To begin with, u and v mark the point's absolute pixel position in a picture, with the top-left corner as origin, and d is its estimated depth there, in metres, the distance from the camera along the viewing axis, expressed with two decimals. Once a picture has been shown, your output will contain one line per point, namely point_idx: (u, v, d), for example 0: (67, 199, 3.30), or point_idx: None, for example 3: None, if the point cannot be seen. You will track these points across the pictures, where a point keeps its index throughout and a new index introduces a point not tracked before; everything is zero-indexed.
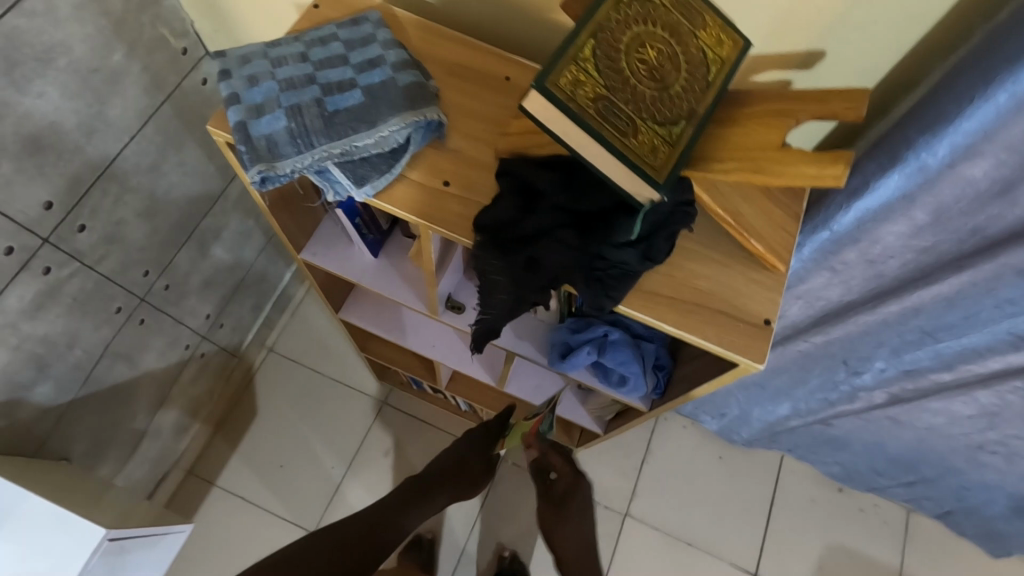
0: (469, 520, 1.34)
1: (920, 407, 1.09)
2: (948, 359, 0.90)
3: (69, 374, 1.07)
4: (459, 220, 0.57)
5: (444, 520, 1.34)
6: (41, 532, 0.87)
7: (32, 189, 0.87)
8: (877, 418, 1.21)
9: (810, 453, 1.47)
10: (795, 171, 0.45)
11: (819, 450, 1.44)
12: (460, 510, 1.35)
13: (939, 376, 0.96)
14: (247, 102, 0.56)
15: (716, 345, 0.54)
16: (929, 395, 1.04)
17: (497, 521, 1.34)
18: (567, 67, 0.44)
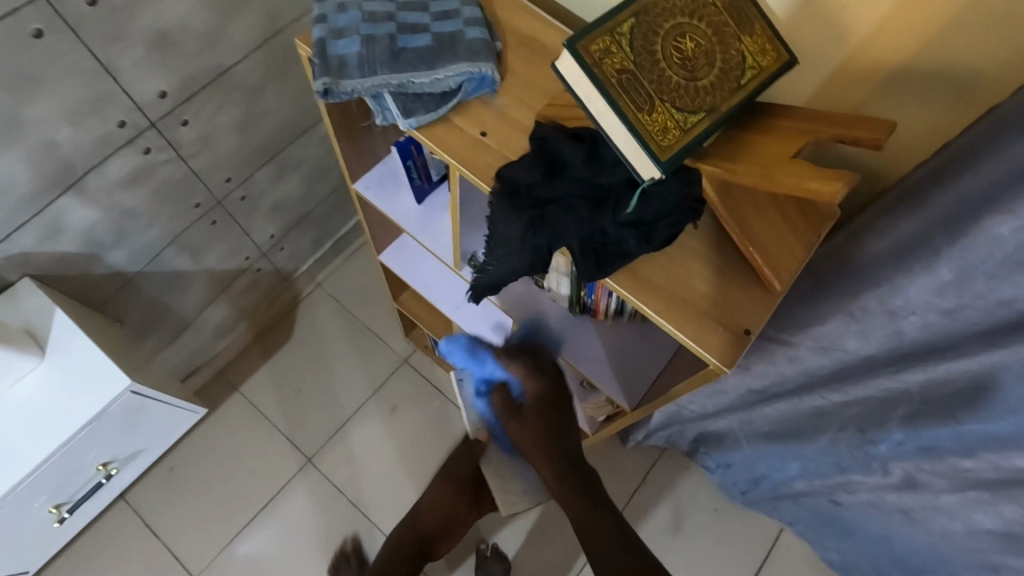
0: None
1: (934, 507, 1.03)
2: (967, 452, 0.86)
3: (140, 247, 1.20)
4: (484, 168, 0.61)
5: None
6: (82, 368, 0.98)
7: (152, 77, 0.99)
8: (889, 508, 1.15)
9: (813, 528, 1.41)
10: (797, 180, 0.46)
11: (820, 526, 1.39)
12: None
13: (957, 464, 0.91)
14: (331, 25, 0.63)
15: (688, 338, 0.55)
16: (946, 491, 0.98)
17: None
18: (600, 36, 0.46)
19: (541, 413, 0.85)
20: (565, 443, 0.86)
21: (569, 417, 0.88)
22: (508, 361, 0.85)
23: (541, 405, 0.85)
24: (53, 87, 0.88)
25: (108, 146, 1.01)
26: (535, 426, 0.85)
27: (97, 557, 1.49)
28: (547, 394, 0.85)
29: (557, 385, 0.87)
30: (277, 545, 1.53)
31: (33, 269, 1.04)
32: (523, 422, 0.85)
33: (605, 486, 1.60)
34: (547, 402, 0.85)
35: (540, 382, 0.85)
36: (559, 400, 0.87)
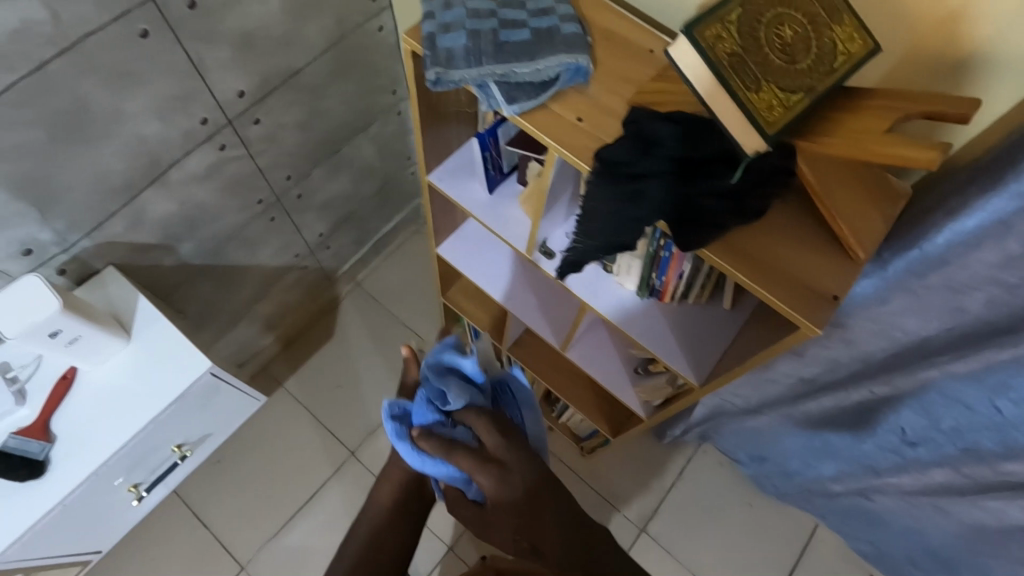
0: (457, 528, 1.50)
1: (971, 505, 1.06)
2: (1015, 446, 0.90)
3: (208, 241, 1.25)
4: (584, 150, 0.66)
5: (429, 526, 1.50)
6: (162, 352, 1.02)
7: (233, 78, 1.05)
8: (927, 501, 1.19)
9: (846, 523, 1.45)
10: (893, 151, 0.51)
11: (853, 520, 1.43)
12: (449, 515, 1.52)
13: (1001, 466, 0.95)
14: (439, 21, 0.69)
15: (783, 300, 0.60)
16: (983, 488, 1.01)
17: None
18: (713, 24, 0.52)
19: (505, 503, 0.67)
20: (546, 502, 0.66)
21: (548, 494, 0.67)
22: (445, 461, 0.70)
23: (507, 497, 0.66)
24: (150, 82, 0.93)
25: (190, 141, 1.06)
26: (511, 512, 0.66)
27: (148, 546, 1.53)
28: (508, 481, 0.67)
29: (514, 459, 0.69)
30: (323, 535, 1.57)
31: (114, 258, 1.09)
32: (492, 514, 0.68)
33: (640, 481, 1.62)
34: (513, 488, 0.66)
35: (496, 471, 0.67)
36: (525, 476, 0.68)
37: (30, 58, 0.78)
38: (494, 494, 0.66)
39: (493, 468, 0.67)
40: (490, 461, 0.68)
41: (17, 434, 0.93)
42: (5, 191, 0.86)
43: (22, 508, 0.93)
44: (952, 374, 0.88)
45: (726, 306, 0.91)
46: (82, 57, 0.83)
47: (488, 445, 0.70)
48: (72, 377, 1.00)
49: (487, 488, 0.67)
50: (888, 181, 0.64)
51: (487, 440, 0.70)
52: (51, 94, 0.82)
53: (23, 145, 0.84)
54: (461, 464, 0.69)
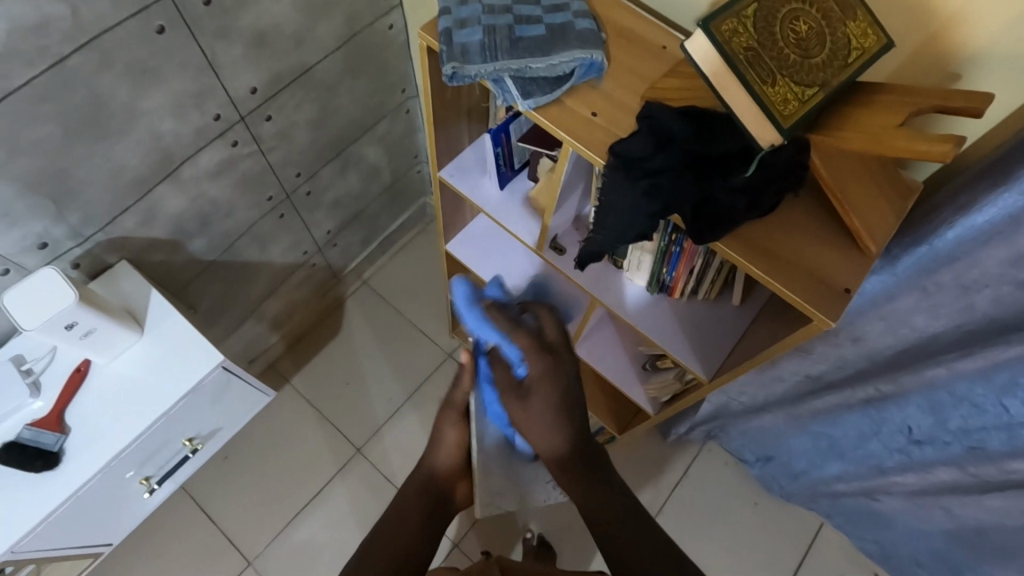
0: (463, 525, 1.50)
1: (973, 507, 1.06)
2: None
3: (219, 237, 1.26)
4: (598, 144, 0.67)
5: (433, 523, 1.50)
6: (175, 346, 1.03)
7: (247, 75, 1.06)
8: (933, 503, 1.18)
9: (851, 523, 1.45)
10: (907, 144, 0.51)
11: (858, 520, 1.43)
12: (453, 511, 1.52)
13: (1010, 466, 0.96)
14: (455, 17, 0.70)
15: (796, 294, 0.60)
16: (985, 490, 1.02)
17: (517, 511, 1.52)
18: (729, 18, 0.53)
19: (548, 398, 0.73)
20: (577, 421, 0.76)
21: (577, 404, 0.76)
22: (510, 332, 0.73)
23: (547, 383, 0.73)
24: (166, 78, 0.93)
25: (203, 137, 1.06)
26: (544, 402, 0.72)
27: (156, 541, 1.53)
28: (554, 374, 0.73)
29: (565, 361, 0.75)
30: (329, 531, 1.57)
31: (127, 253, 1.10)
32: (525, 402, 0.72)
33: (645, 479, 1.62)
34: (557, 379, 0.73)
35: (546, 360, 0.73)
36: (566, 385, 0.74)
37: (49, 53, 0.79)
38: (538, 380, 0.72)
39: (543, 357, 0.73)
40: (547, 350, 0.74)
41: (32, 425, 0.94)
42: (23, 185, 0.87)
43: (36, 499, 0.93)
44: (960, 373, 0.88)
45: (735, 302, 0.92)
46: (100, 52, 0.83)
47: (550, 336, 0.76)
48: (85, 370, 1.01)
49: (533, 372, 0.73)
50: (898, 176, 0.65)
51: (548, 332, 0.77)
52: (69, 90, 0.83)
53: (41, 139, 0.85)
54: (517, 342, 0.73)
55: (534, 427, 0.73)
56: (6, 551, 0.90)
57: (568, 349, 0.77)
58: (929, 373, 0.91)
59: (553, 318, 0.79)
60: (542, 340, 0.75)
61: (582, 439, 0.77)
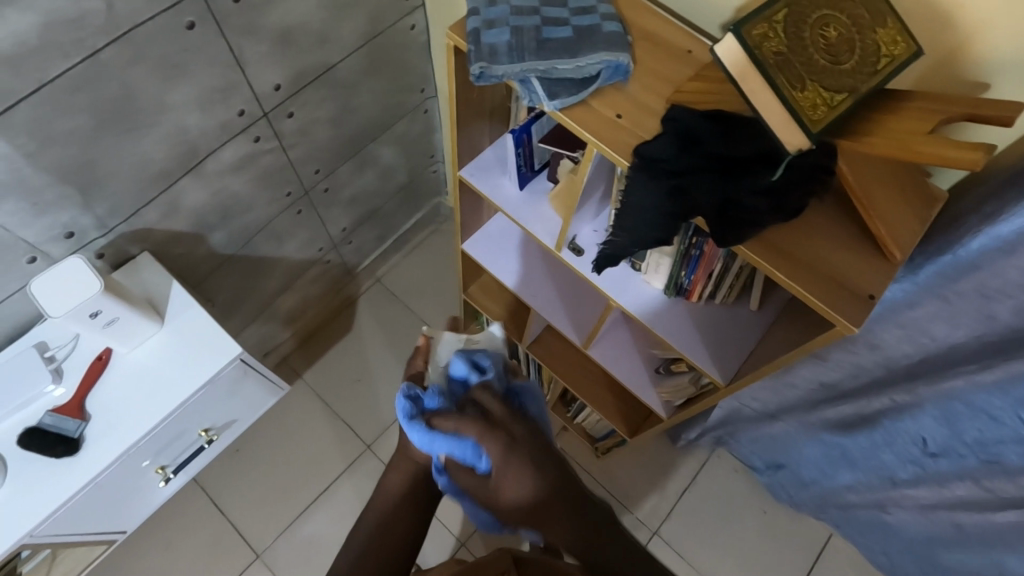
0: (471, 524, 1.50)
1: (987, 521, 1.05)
2: None
3: (238, 231, 1.27)
4: (622, 146, 0.67)
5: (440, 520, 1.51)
6: (194, 337, 1.04)
7: (272, 72, 1.07)
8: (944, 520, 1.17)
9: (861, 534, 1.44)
10: (937, 151, 0.51)
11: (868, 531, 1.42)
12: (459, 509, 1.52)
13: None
14: (484, 17, 0.71)
15: (819, 299, 0.61)
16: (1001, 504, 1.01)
17: None
18: (759, 23, 0.54)
19: (520, 473, 0.65)
20: (558, 483, 0.67)
21: (553, 463, 0.68)
22: (455, 426, 0.66)
23: (515, 465, 0.65)
24: (194, 73, 0.95)
25: (227, 131, 1.08)
26: (519, 482, 0.65)
27: (166, 531, 1.55)
28: (516, 451, 0.65)
29: (523, 428, 0.68)
30: (337, 525, 1.58)
31: (150, 244, 1.11)
32: (500, 493, 0.66)
33: (654, 483, 1.61)
34: (518, 452, 0.66)
35: (501, 439, 0.65)
36: (535, 449, 0.67)
37: (84, 45, 0.80)
38: (499, 464, 0.65)
39: (497, 435, 0.66)
40: (497, 426, 0.66)
41: (53, 411, 0.96)
42: (53, 174, 0.89)
43: (55, 485, 0.95)
44: (979, 385, 0.87)
45: (752, 307, 0.92)
46: (132, 47, 0.85)
47: (495, 412, 0.68)
48: (107, 358, 1.02)
49: (493, 459, 0.65)
50: (924, 185, 0.65)
51: (495, 407, 0.69)
52: (100, 82, 0.85)
53: (72, 130, 0.86)
54: (468, 433, 0.65)
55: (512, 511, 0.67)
56: (25, 534, 0.91)
57: (519, 416, 0.69)
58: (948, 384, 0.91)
59: (493, 392, 0.71)
60: (491, 416, 0.68)
61: (566, 481, 0.68)
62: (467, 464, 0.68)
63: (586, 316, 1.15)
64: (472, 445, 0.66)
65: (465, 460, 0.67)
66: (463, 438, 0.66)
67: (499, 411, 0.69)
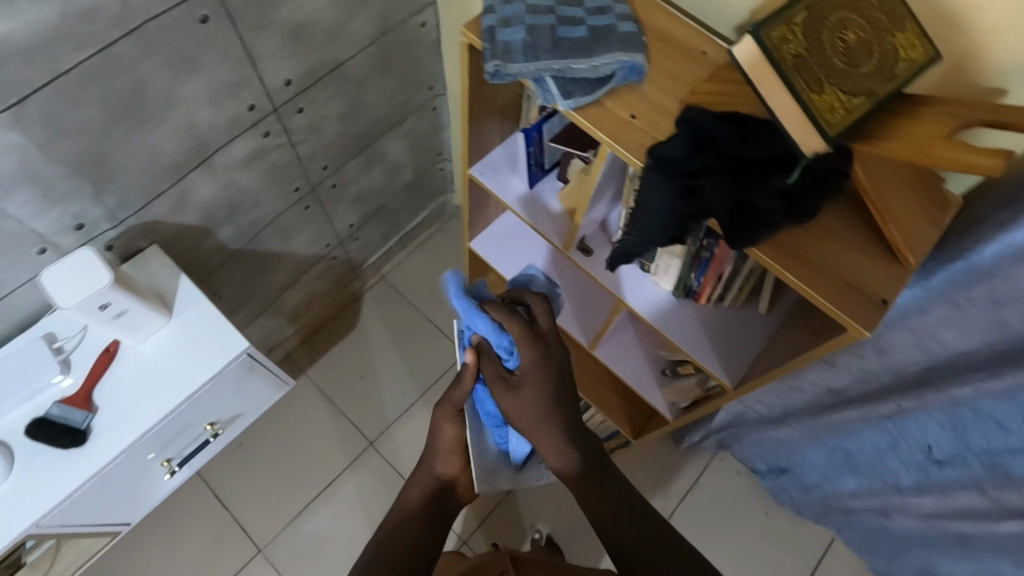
0: (472, 523, 1.50)
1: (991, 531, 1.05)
2: None
3: (246, 225, 1.27)
4: (636, 146, 0.67)
5: None
6: (201, 331, 1.04)
7: (282, 67, 1.07)
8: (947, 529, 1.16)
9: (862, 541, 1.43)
10: (956, 155, 0.51)
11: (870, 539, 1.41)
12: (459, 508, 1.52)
13: None
14: (499, 15, 0.71)
15: (832, 303, 0.61)
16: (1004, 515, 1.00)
17: (527, 512, 1.52)
18: (779, 25, 0.54)
19: (542, 387, 0.75)
20: (573, 422, 0.78)
21: (568, 402, 0.78)
22: (500, 318, 0.75)
23: (541, 377, 0.75)
24: (205, 67, 0.95)
25: (237, 126, 1.08)
26: (536, 393, 0.74)
27: (169, 524, 1.55)
28: (545, 365, 0.75)
29: (559, 350, 0.78)
30: (339, 522, 1.58)
31: (158, 237, 1.11)
32: (516, 392, 0.75)
33: (656, 484, 1.61)
34: (547, 368, 0.75)
35: (536, 348, 0.75)
36: (563, 373, 0.77)
37: (97, 37, 0.80)
38: (528, 372, 0.74)
39: (534, 345, 0.75)
40: (536, 339, 0.76)
41: (61, 402, 0.96)
42: (64, 166, 0.89)
43: (62, 475, 0.95)
44: (987, 393, 0.87)
45: (761, 310, 0.92)
46: (144, 40, 0.85)
47: (541, 325, 0.78)
48: (114, 350, 1.02)
49: (525, 361, 0.74)
50: (937, 189, 0.65)
51: (541, 319, 0.79)
52: (113, 75, 0.85)
53: (84, 121, 0.87)
54: (509, 329, 0.75)
55: (525, 424, 0.76)
56: (32, 524, 0.92)
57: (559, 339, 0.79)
58: (956, 391, 0.90)
59: (545, 307, 0.80)
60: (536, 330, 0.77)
61: (586, 445, 0.79)
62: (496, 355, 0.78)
63: (593, 316, 1.15)
64: (508, 341, 0.76)
65: (496, 351, 0.77)
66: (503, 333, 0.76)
67: (546, 329, 0.78)
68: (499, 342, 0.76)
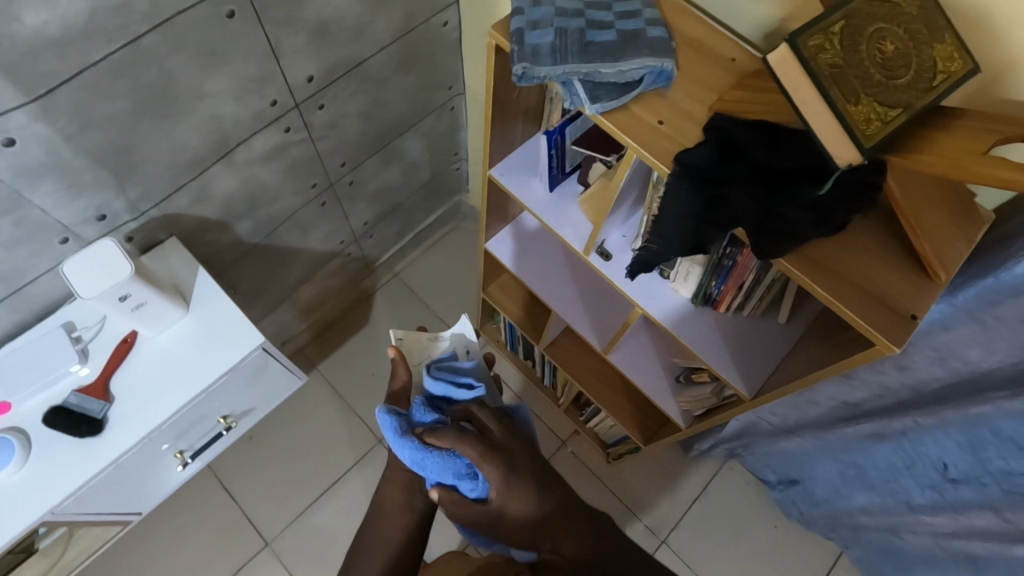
0: None
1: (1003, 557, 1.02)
2: None
3: (264, 220, 1.28)
4: (664, 153, 0.66)
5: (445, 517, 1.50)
6: (218, 324, 1.05)
7: (306, 63, 1.07)
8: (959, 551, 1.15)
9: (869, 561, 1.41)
10: (994, 172, 0.50)
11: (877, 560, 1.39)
12: None
13: None
14: (528, 18, 0.71)
15: (861, 317, 0.60)
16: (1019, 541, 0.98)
17: None
18: (816, 34, 0.54)
19: (522, 494, 0.70)
20: (555, 498, 0.71)
21: (552, 484, 0.73)
22: (454, 446, 0.71)
23: (514, 484, 0.70)
24: (231, 62, 0.95)
25: (259, 121, 1.08)
26: (519, 498, 0.70)
27: (179, 514, 1.56)
28: (515, 473, 0.71)
29: (520, 451, 0.74)
30: (345, 518, 1.59)
31: (178, 230, 1.12)
32: (500, 514, 0.70)
33: (663, 491, 1.60)
34: (516, 474, 0.70)
35: (499, 463, 0.70)
36: (532, 467, 0.73)
37: (127, 31, 0.81)
38: (500, 485, 0.70)
39: (495, 460, 0.71)
40: (496, 449, 0.72)
41: (79, 392, 0.97)
42: (90, 157, 0.90)
43: (77, 464, 0.96)
44: (1009, 414, 0.85)
45: (782, 320, 0.91)
46: (173, 34, 0.85)
47: (493, 437, 0.73)
48: (132, 341, 1.03)
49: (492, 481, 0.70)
50: (971, 206, 0.64)
51: (493, 429, 0.75)
52: (141, 68, 0.85)
53: (111, 114, 0.87)
54: (466, 454, 0.70)
55: (519, 530, 0.69)
56: (46, 511, 0.92)
57: (515, 437, 0.76)
58: (978, 411, 0.89)
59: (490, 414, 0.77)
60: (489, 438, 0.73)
61: (565, 499, 0.71)
62: (456, 485, 0.74)
63: (608, 320, 1.14)
64: (465, 466, 0.73)
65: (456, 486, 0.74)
66: (458, 459, 0.73)
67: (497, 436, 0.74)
68: (460, 480, 0.74)
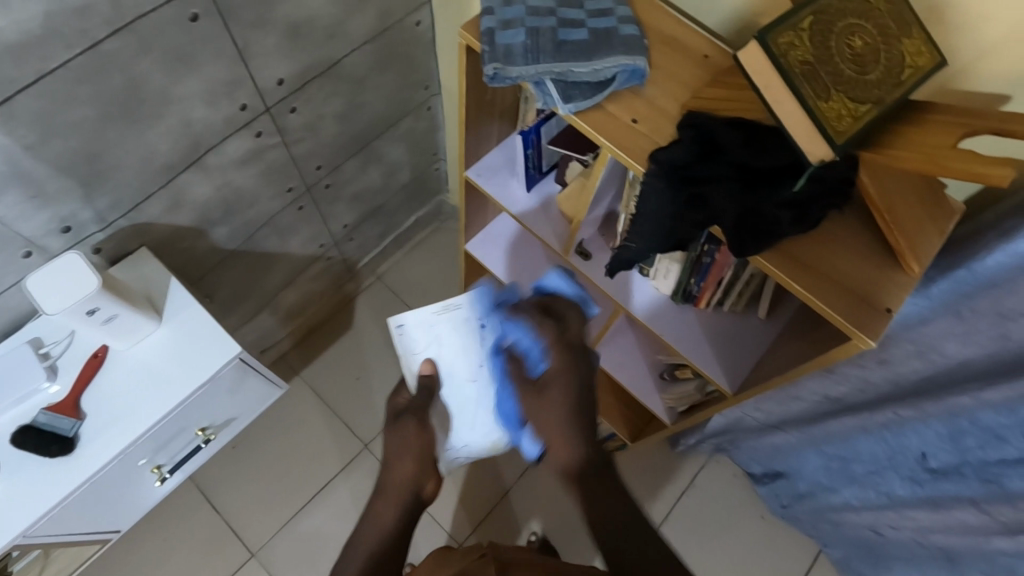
0: (466, 526, 1.49)
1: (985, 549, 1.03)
2: None
3: (239, 226, 1.25)
4: (639, 152, 0.66)
5: (433, 521, 1.49)
6: (192, 336, 1.02)
7: (278, 65, 1.04)
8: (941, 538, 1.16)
9: (854, 555, 1.42)
10: (968, 166, 0.49)
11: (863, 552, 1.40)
12: (448, 511, 1.50)
13: None
14: (499, 17, 0.70)
15: (837, 312, 0.60)
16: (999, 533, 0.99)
17: (523, 514, 1.51)
18: (786, 31, 0.53)
19: (567, 394, 0.76)
20: (587, 429, 0.76)
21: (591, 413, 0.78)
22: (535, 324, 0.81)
23: (568, 380, 0.77)
24: (197, 65, 0.92)
25: (230, 126, 1.05)
26: (563, 395, 0.76)
27: (160, 525, 1.53)
28: (573, 371, 0.78)
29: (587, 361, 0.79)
30: (331, 526, 1.56)
31: (149, 240, 1.09)
32: (542, 394, 0.78)
33: (650, 485, 1.60)
34: (576, 371, 0.78)
35: (564, 354, 0.78)
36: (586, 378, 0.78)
37: (86, 36, 0.78)
38: (556, 372, 0.77)
39: (563, 352, 0.78)
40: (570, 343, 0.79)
41: (48, 410, 0.94)
42: (52, 166, 0.86)
43: (51, 483, 0.93)
44: (985, 405, 0.87)
45: (761, 315, 0.92)
46: (135, 38, 0.82)
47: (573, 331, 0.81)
48: (103, 355, 1.00)
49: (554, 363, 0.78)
50: (943, 199, 0.64)
51: (574, 327, 0.81)
52: (103, 74, 0.83)
53: (73, 121, 0.84)
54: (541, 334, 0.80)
55: (544, 426, 0.77)
56: (18, 534, 0.90)
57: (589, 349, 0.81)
58: (957, 402, 0.90)
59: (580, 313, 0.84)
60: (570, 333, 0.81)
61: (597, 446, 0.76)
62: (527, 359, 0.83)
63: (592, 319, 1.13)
64: (541, 346, 0.81)
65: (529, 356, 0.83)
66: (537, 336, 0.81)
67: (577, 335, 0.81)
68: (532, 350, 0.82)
